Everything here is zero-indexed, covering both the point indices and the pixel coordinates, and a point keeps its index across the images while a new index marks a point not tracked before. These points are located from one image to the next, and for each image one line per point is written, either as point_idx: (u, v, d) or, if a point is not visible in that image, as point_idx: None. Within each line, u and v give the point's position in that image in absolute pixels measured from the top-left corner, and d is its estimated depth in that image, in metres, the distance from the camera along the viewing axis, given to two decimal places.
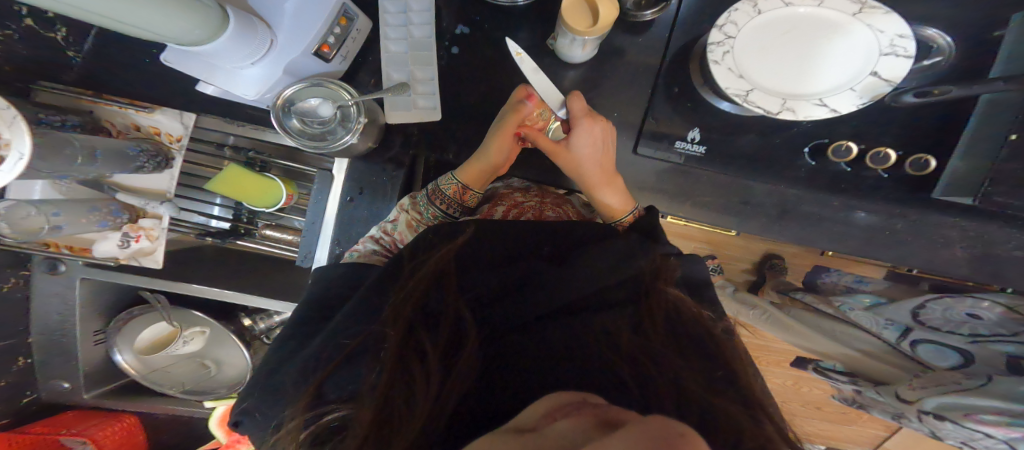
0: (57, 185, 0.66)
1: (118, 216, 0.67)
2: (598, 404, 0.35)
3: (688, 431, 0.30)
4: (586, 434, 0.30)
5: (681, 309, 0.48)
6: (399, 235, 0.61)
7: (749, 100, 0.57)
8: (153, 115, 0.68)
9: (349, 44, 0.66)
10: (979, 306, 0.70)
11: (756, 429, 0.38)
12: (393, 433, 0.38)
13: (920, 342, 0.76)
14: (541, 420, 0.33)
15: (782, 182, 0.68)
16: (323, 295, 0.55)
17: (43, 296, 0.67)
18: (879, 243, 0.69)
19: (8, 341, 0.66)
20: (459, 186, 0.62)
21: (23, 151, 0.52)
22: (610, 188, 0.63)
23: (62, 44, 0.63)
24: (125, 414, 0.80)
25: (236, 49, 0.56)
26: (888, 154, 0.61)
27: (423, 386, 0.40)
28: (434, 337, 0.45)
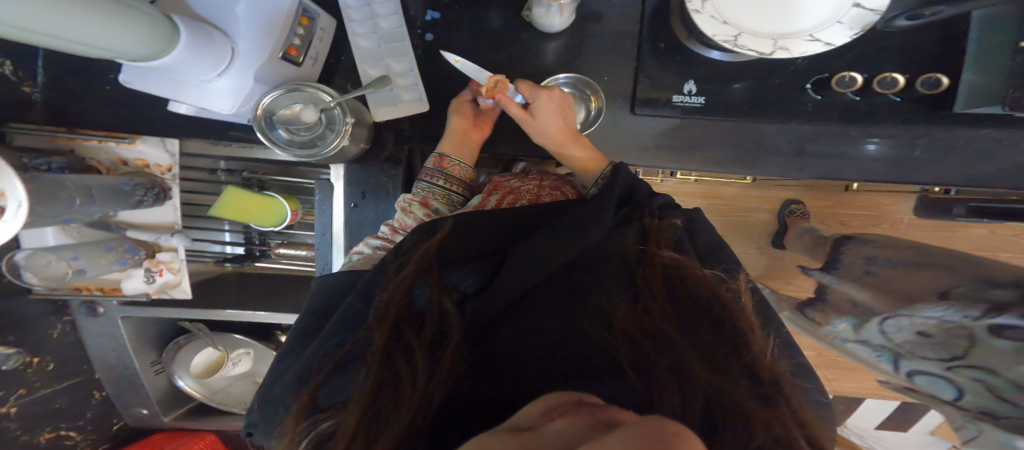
0: (67, 230, 0.67)
1: (135, 253, 0.70)
2: (597, 404, 0.41)
3: (684, 430, 0.34)
4: (581, 435, 0.37)
5: (676, 279, 0.50)
6: (398, 222, 0.61)
7: (739, 45, 0.54)
8: (135, 145, 0.67)
9: (316, 45, 0.63)
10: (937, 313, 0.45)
11: (757, 411, 0.43)
12: (384, 426, 0.44)
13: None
14: (537, 421, 0.40)
15: (790, 121, 0.66)
16: (326, 305, 0.58)
17: (94, 337, 0.72)
18: (894, 174, 0.68)
19: (77, 380, 0.73)
20: (437, 156, 0.63)
21: (20, 197, 0.52)
22: (577, 143, 0.61)
23: (16, 81, 0.59)
24: (207, 431, 0.86)
25: (196, 62, 0.52)
26: (897, 78, 0.59)
27: (410, 387, 0.46)
28: (420, 336, 0.49)
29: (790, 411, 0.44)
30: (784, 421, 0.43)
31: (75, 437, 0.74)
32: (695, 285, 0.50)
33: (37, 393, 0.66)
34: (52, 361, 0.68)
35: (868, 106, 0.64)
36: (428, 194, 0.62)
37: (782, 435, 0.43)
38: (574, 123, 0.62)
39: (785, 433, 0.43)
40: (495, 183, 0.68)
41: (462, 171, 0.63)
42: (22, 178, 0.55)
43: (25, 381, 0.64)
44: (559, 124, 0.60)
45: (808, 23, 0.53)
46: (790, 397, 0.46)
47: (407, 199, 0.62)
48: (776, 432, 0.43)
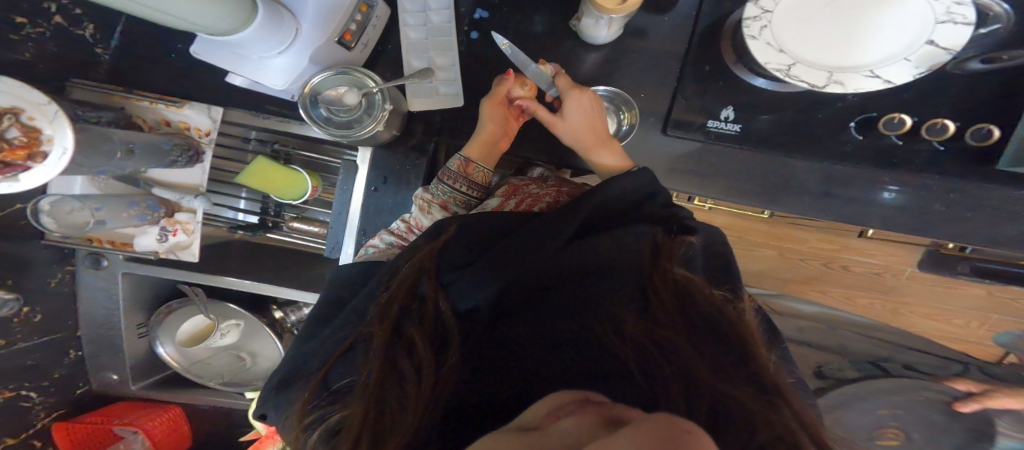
0: (95, 181, 0.67)
1: (156, 210, 0.69)
2: (603, 404, 0.35)
3: (696, 428, 0.28)
4: (589, 434, 0.30)
5: (689, 285, 0.45)
6: (415, 221, 0.61)
7: (792, 75, 0.54)
8: (182, 110, 0.68)
9: (370, 31, 0.65)
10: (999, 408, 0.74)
11: (769, 418, 0.37)
12: (380, 425, 0.40)
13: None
14: (544, 419, 0.34)
15: (832, 158, 0.63)
16: (334, 297, 0.58)
17: (88, 292, 0.70)
18: (930, 225, 0.65)
19: (56, 336, 0.69)
20: (464, 160, 0.62)
21: (67, 145, 0.54)
22: (607, 148, 0.61)
23: (91, 42, 0.64)
24: (172, 404, 0.81)
25: (262, 40, 0.55)
26: (948, 125, 0.57)
27: (411, 384, 0.42)
28: (422, 334, 0.45)
29: (793, 416, 0.38)
30: (784, 422, 0.37)
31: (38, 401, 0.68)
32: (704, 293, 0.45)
33: (13, 346, 0.62)
34: (40, 312, 0.65)
35: (916, 151, 0.61)
36: (448, 197, 0.61)
37: (785, 433, 0.36)
38: (603, 124, 0.61)
39: (788, 433, 0.36)
40: (512, 187, 0.65)
41: (485, 177, 0.63)
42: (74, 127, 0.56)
43: (6, 330, 0.61)
44: (585, 127, 0.60)
45: (869, 58, 0.53)
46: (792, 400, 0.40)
47: (426, 199, 0.61)
48: (777, 429, 0.36)
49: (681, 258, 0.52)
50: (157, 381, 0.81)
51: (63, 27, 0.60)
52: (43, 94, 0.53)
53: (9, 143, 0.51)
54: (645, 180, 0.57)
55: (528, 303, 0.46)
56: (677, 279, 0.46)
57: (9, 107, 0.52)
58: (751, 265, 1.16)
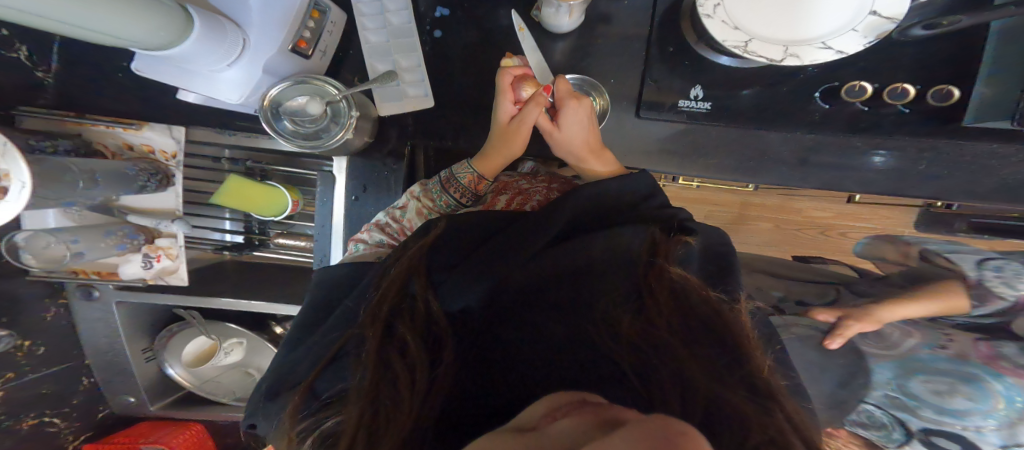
0: (69, 213, 0.67)
1: (135, 239, 0.69)
2: (600, 405, 0.41)
3: (689, 428, 0.34)
4: (583, 434, 0.35)
5: (689, 289, 0.47)
6: (409, 222, 0.62)
7: (749, 51, 0.54)
8: (142, 132, 0.67)
9: (325, 38, 0.63)
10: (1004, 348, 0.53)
11: (756, 415, 0.40)
12: (378, 428, 0.43)
13: (932, 382, 0.53)
14: (541, 421, 0.39)
15: (797, 130, 0.65)
16: (320, 299, 0.58)
17: (87, 321, 0.72)
18: (899, 185, 0.67)
19: (64, 365, 0.72)
20: (475, 176, 0.62)
21: (24, 179, 0.52)
22: (599, 159, 0.62)
23: (29, 65, 0.60)
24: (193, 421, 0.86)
25: (204, 53, 0.53)
26: (908, 89, 0.58)
27: (407, 389, 0.45)
28: (413, 334, 0.48)
29: (786, 417, 0.41)
30: (780, 425, 0.39)
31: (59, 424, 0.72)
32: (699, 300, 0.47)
33: (25, 377, 0.65)
34: (42, 345, 0.67)
35: (878, 116, 0.63)
36: (451, 208, 0.63)
37: (777, 436, 0.39)
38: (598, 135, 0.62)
39: (779, 435, 0.39)
40: (504, 181, 0.68)
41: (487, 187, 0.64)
42: (27, 159, 0.54)
43: (14, 364, 0.63)
44: (583, 140, 0.60)
45: (821, 31, 0.53)
46: (785, 402, 0.42)
47: (421, 203, 0.62)
48: (769, 433, 0.39)
49: (679, 262, 0.53)
50: (171, 401, 0.85)
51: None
52: None
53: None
54: (643, 185, 0.61)
55: (522, 308, 0.50)
56: (676, 285, 0.47)
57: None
58: (747, 239, 1.23)
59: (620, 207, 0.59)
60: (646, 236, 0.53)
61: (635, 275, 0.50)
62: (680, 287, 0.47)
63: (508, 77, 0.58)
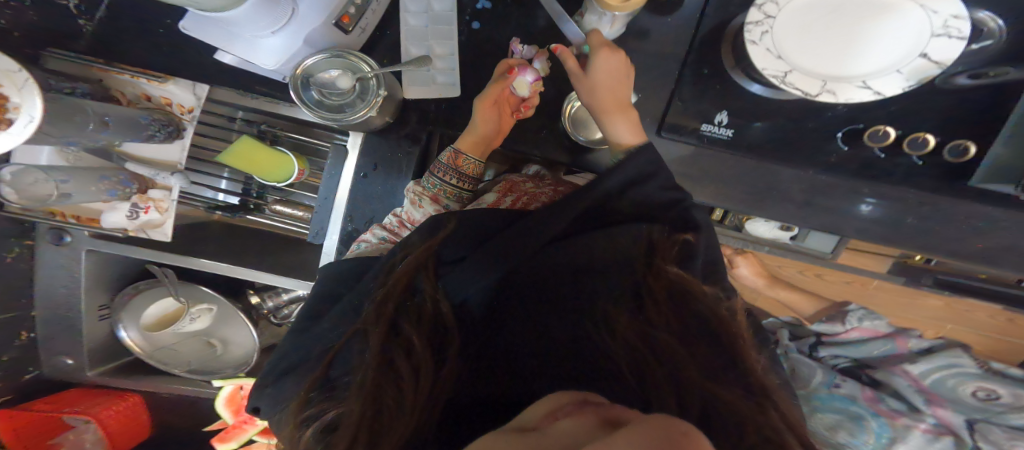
0: (63, 153, 0.63)
1: (128, 187, 0.64)
2: (601, 404, 0.35)
3: (690, 428, 0.28)
4: (586, 435, 0.29)
5: (690, 290, 0.44)
6: (406, 214, 0.60)
7: (788, 82, 0.54)
8: (165, 85, 0.65)
9: (368, 16, 0.64)
10: (875, 340, 1.03)
11: (760, 419, 0.35)
12: (379, 434, 0.37)
13: (830, 422, 0.94)
14: (542, 419, 0.33)
15: (816, 167, 0.65)
16: (325, 291, 0.54)
17: (48, 269, 0.66)
18: (902, 236, 0.67)
19: (5, 316, 0.65)
20: (454, 152, 0.61)
21: (34, 115, 0.52)
22: (627, 118, 0.56)
23: (72, 12, 0.63)
24: (132, 391, 0.79)
25: (255, 19, 0.52)
26: (928, 140, 0.57)
27: (413, 388, 0.39)
28: (418, 331, 0.43)
29: (781, 415, 0.36)
30: (774, 426, 0.34)
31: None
32: (700, 300, 0.44)
33: None
34: None
35: (891, 165, 0.63)
36: (438, 191, 0.61)
37: (773, 434, 0.34)
38: (628, 93, 0.57)
39: (775, 432, 0.34)
40: (511, 183, 0.64)
41: (475, 169, 0.61)
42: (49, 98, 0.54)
43: None
44: (611, 86, 0.55)
45: (863, 69, 0.54)
46: (779, 402, 0.38)
47: (417, 192, 0.61)
48: (765, 430, 0.34)
49: (676, 264, 0.50)
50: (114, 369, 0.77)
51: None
52: (14, 62, 0.52)
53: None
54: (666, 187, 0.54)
55: (533, 308, 0.44)
56: (672, 286, 0.45)
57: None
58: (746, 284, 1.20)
59: (638, 211, 0.54)
60: (644, 238, 0.49)
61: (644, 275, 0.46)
62: (679, 287, 0.44)
63: (507, 66, 0.60)
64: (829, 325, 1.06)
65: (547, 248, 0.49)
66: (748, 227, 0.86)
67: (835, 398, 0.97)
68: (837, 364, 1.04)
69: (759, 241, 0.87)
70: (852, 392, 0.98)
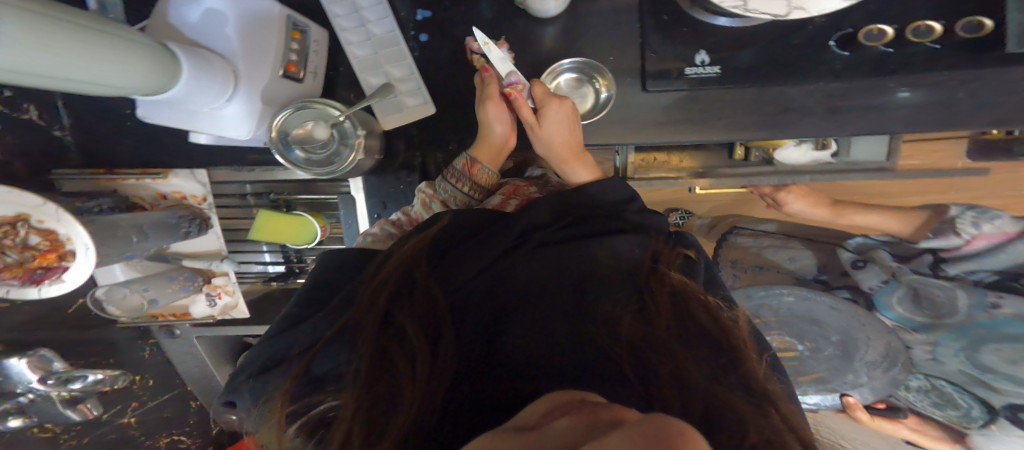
0: (132, 264, 0.74)
1: (194, 280, 0.77)
2: (599, 405, 0.38)
3: (687, 426, 0.30)
4: (582, 435, 0.33)
5: (688, 294, 0.49)
6: (416, 214, 0.63)
7: (749, 10, 0.47)
8: (169, 180, 0.71)
9: (312, 59, 0.63)
10: (982, 228, 0.74)
11: (753, 419, 0.39)
12: (374, 420, 0.42)
13: (1006, 355, 0.72)
14: (540, 419, 0.38)
15: (828, 79, 0.57)
16: (318, 288, 0.58)
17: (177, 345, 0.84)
18: (956, 117, 0.58)
19: (172, 392, 0.88)
20: (469, 160, 0.61)
21: (85, 240, 0.57)
22: (581, 163, 0.61)
23: (41, 124, 0.66)
24: None
25: (202, 91, 0.52)
26: (931, 26, 0.51)
27: (406, 380, 0.44)
28: (413, 320, 0.48)
29: (782, 420, 0.40)
30: (776, 429, 0.39)
31: (186, 440, 0.92)
32: (697, 305, 0.48)
33: (147, 404, 0.83)
34: (150, 376, 0.84)
35: (907, 55, 0.54)
36: (448, 195, 0.62)
37: (775, 438, 0.38)
38: (578, 138, 0.61)
39: (776, 436, 0.38)
40: (513, 187, 0.65)
41: (489, 179, 0.62)
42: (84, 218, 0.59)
43: (135, 395, 0.81)
44: (566, 136, 0.59)
45: None
46: (779, 405, 0.43)
47: (425, 194, 0.62)
48: (766, 433, 0.38)
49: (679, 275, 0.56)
50: None
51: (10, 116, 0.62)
52: (37, 197, 0.55)
53: (38, 251, 0.57)
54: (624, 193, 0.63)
55: (526, 305, 0.51)
56: (676, 292, 0.50)
57: (16, 214, 0.56)
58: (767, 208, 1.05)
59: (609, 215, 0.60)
60: (648, 248, 0.56)
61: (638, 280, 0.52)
62: (680, 293, 0.49)
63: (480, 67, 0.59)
64: (947, 241, 0.77)
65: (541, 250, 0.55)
66: (779, 158, 0.73)
67: (997, 324, 0.73)
68: (983, 280, 0.75)
69: (798, 172, 0.73)
70: (1020, 310, 0.71)
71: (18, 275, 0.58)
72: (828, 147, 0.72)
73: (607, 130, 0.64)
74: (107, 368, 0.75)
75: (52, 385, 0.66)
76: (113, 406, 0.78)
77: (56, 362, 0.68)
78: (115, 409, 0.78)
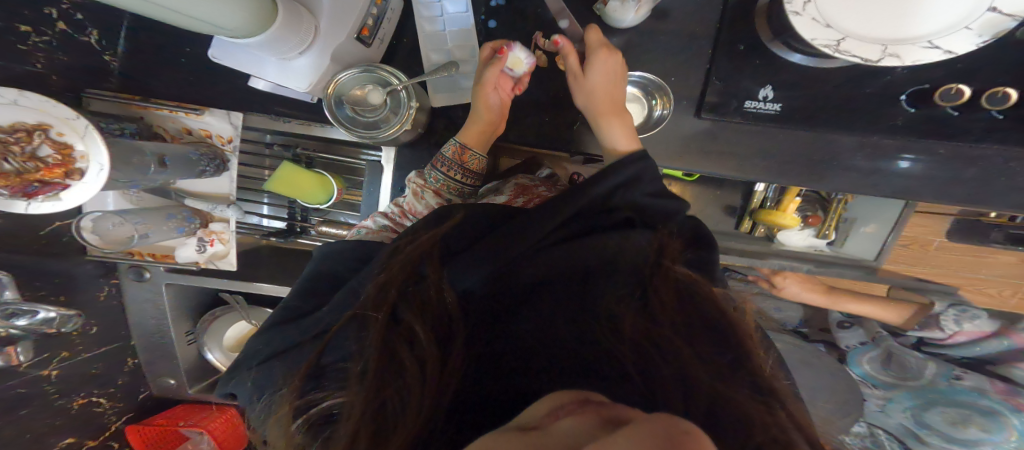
0: (126, 194, 0.70)
1: (192, 222, 0.72)
2: (604, 403, 0.35)
3: (694, 427, 0.29)
4: (587, 434, 0.30)
5: (694, 290, 0.45)
6: (409, 205, 0.61)
7: (842, 51, 0.48)
8: (202, 117, 0.69)
9: (385, 26, 0.63)
10: (968, 320, 0.92)
11: (765, 420, 0.36)
12: (381, 423, 0.39)
13: (951, 418, 0.99)
14: (544, 418, 0.34)
15: (877, 133, 0.58)
16: (319, 278, 0.55)
17: (144, 294, 0.77)
18: (998, 195, 0.59)
19: (116, 345, 0.79)
20: (458, 146, 0.59)
21: (101, 160, 0.55)
22: (619, 119, 0.56)
23: (98, 50, 0.66)
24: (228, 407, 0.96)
25: (282, 41, 0.53)
26: (1009, 95, 0.50)
27: (412, 380, 0.40)
28: (421, 321, 0.43)
29: (789, 415, 0.37)
30: (784, 426, 0.36)
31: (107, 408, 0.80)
32: (703, 299, 0.44)
33: (77, 357, 0.71)
34: (95, 325, 0.74)
35: (966, 124, 0.55)
36: (441, 184, 0.59)
37: (780, 436, 0.35)
38: (622, 95, 0.58)
39: (782, 434, 0.35)
40: (523, 185, 0.63)
41: (480, 164, 0.60)
42: (107, 140, 0.57)
43: (70, 344, 0.70)
44: (609, 89, 0.56)
45: (926, 28, 0.47)
46: (787, 403, 0.39)
47: (419, 183, 0.60)
48: (772, 432, 0.35)
49: (684, 266, 0.50)
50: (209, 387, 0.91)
51: (68, 36, 0.61)
52: (71, 110, 0.54)
53: (44, 163, 0.53)
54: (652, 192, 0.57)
55: (529, 301, 0.46)
56: (681, 287, 0.45)
57: (37, 123, 0.54)
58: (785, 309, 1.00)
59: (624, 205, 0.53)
60: (654, 238, 0.49)
61: (643, 273, 0.47)
62: (685, 288, 0.45)
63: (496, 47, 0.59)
64: (931, 332, 0.94)
65: (547, 243, 0.50)
66: (782, 238, 0.83)
67: (957, 391, 0.96)
68: (957, 360, 0.95)
69: (797, 257, 0.83)
70: (978, 384, 0.95)
71: (12, 185, 0.54)
72: (825, 237, 0.83)
73: (650, 147, 0.64)
74: (55, 305, 0.66)
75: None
76: (42, 352, 0.66)
77: (7, 291, 0.59)
78: (41, 357, 0.66)
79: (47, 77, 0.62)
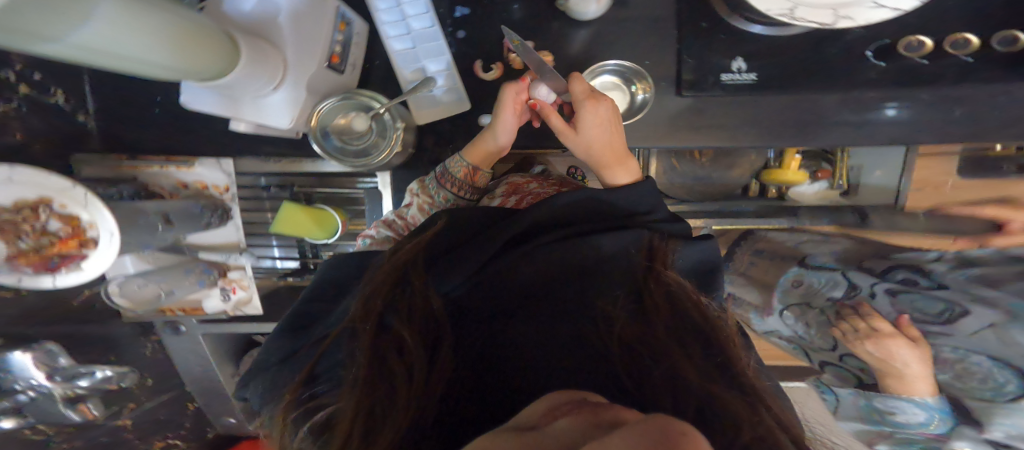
0: (143, 256, 0.75)
1: (210, 273, 0.78)
2: (600, 404, 0.34)
3: (693, 427, 0.26)
4: (584, 433, 0.28)
5: (685, 292, 0.45)
6: (412, 218, 0.59)
7: (796, 18, 0.47)
8: (194, 168, 0.72)
9: (353, 50, 0.63)
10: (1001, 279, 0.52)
11: (749, 417, 0.36)
12: (374, 427, 0.37)
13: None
14: (540, 420, 0.32)
15: (854, 89, 0.58)
16: (316, 292, 0.54)
17: (185, 341, 0.83)
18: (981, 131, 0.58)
19: (168, 392, 0.85)
20: (470, 167, 0.59)
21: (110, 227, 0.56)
22: (622, 167, 0.56)
23: (65, 108, 0.64)
24: None
25: (253, 79, 0.52)
26: (969, 38, 0.51)
27: (405, 386, 0.38)
28: (412, 330, 0.42)
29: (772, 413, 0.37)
30: (767, 424, 0.36)
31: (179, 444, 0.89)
32: (691, 303, 0.44)
33: (136, 406, 0.78)
34: (149, 376, 0.81)
35: (939, 69, 0.55)
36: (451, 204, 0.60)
37: (768, 435, 0.35)
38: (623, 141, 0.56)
39: (769, 433, 0.35)
40: (512, 184, 0.62)
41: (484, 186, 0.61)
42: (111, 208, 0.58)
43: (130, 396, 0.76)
44: (607, 140, 0.54)
45: None
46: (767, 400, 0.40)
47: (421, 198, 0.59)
48: (759, 431, 0.35)
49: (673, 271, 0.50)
50: None
51: (34, 98, 0.60)
52: (66, 180, 0.54)
53: (57, 237, 0.55)
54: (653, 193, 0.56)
55: (524, 305, 0.45)
56: (671, 291, 0.44)
57: (39, 198, 0.54)
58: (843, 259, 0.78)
59: (607, 211, 0.54)
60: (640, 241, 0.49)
61: (634, 276, 0.47)
62: (676, 290, 0.44)
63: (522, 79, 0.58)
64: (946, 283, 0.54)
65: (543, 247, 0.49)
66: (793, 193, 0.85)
67: None
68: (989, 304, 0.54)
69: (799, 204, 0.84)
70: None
71: (33, 263, 0.56)
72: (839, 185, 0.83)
73: (636, 135, 0.63)
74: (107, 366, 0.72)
75: (59, 381, 0.66)
76: (111, 407, 0.74)
77: (62, 358, 0.66)
78: (112, 410, 0.74)
79: (30, 147, 0.62)
